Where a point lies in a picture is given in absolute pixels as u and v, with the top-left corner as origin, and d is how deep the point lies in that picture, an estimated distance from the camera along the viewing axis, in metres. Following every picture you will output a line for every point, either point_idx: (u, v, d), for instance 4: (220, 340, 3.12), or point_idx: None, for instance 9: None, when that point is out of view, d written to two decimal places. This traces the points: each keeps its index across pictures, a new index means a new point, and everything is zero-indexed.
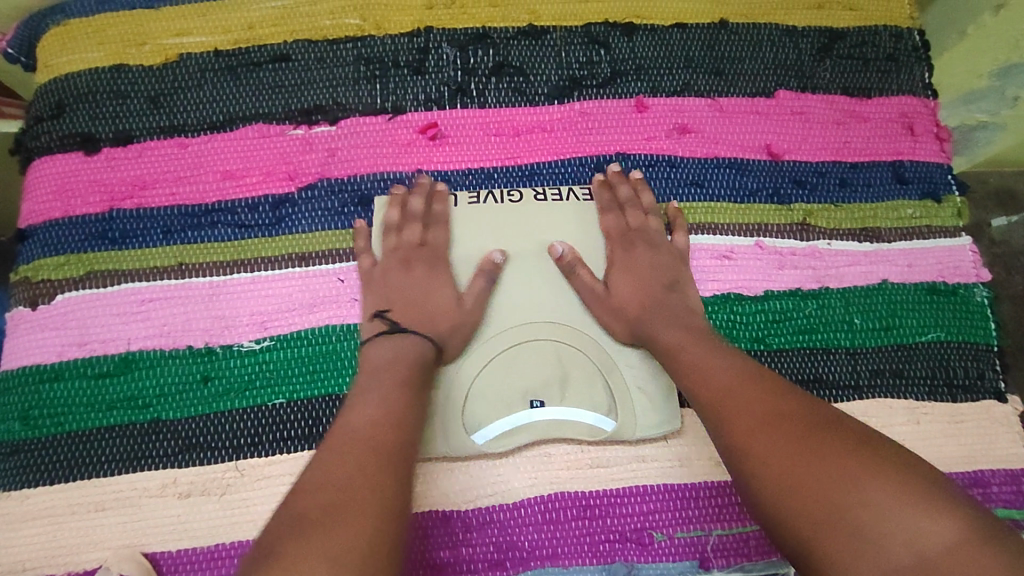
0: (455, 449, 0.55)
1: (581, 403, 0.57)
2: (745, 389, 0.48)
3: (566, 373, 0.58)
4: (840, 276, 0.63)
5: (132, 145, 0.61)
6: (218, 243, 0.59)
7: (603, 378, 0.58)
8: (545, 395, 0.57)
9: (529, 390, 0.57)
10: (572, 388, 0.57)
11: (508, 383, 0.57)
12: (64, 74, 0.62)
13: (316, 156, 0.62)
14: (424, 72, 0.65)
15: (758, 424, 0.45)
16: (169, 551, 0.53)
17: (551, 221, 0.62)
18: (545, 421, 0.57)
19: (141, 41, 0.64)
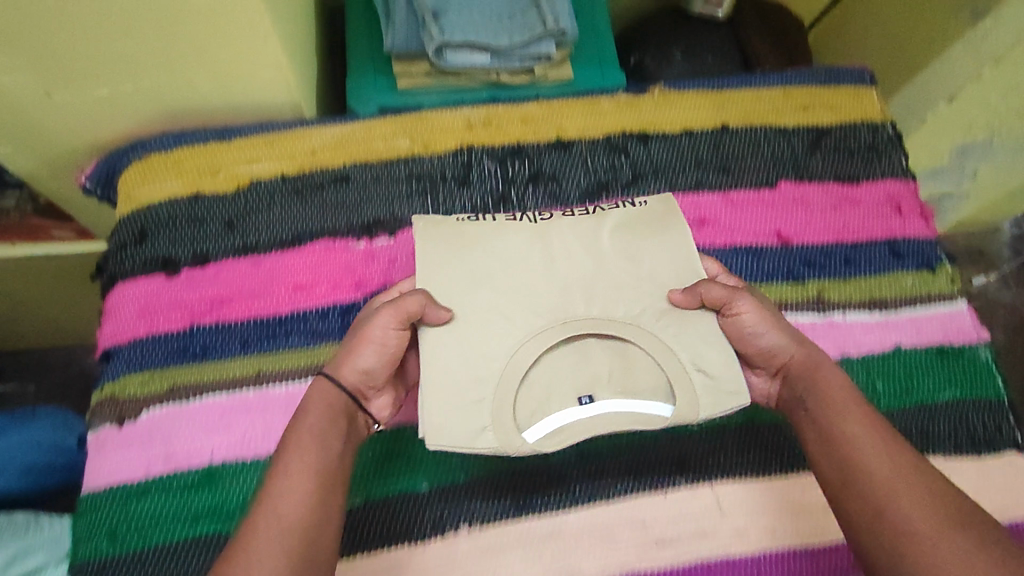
0: (505, 440, 0.56)
1: (634, 394, 0.58)
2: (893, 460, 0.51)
3: (615, 368, 0.59)
4: (858, 343, 0.70)
5: (209, 265, 0.67)
6: (294, 351, 0.64)
7: (659, 362, 0.58)
8: (592, 391, 0.58)
9: (578, 387, 0.58)
10: (623, 378, 0.58)
11: (557, 379, 0.59)
12: (147, 204, 0.69)
13: (379, 266, 0.68)
14: (469, 184, 0.73)
15: (879, 476, 0.50)
16: None
17: (578, 231, 0.65)
18: (590, 416, 0.57)
19: (215, 171, 0.71)
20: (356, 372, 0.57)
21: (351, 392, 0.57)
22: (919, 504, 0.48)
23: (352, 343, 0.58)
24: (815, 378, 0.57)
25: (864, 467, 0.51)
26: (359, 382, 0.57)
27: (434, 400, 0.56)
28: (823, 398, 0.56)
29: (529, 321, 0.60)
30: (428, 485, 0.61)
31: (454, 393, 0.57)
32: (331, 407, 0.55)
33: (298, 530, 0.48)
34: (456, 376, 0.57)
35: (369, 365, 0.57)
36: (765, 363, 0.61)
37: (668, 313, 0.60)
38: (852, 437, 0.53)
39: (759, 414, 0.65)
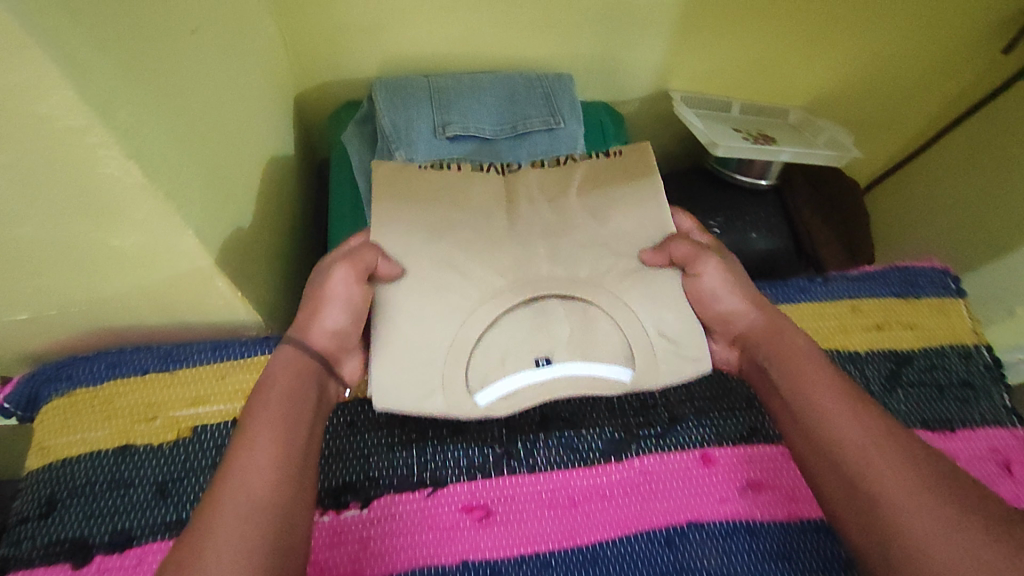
0: (458, 403, 0.52)
1: (591, 355, 0.54)
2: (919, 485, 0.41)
3: (576, 328, 0.54)
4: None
5: (130, 550, 0.52)
6: None
7: (624, 330, 0.54)
8: (549, 350, 0.53)
9: (533, 348, 0.53)
10: (582, 336, 0.54)
11: (508, 343, 0.53)
12: (62, 460, 0.56)
13: (344, 551, 0.53)
14: (465, 430, 0.60)
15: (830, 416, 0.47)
16: None
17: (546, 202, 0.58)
18: (544, 382, 0.53)
19: (151, 414, 0.58)
20: (307, 312, 0.51)
21: (320, 357, 0.50)
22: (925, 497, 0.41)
23: (308, 303, 0.52)
24: (798, 382, 0.50)
25: (820, 410, 0.48)
26: (320, 347, 0.51)
27: (388, 360, 0.51)
28: (774, 337, 0.54)
29: (467, 297, 0.53)
30: None
31: (406, 354, 0.52)
32: (297, 370, 0.48)
33: (263, 504, 0.40)
34: (412, 339, 0.52)
35: (338, 324, 0.52)
36: (723, 331, 0.57)
37: (635, 271, 0.55)
38: (796, 372, 0.51)
39: None
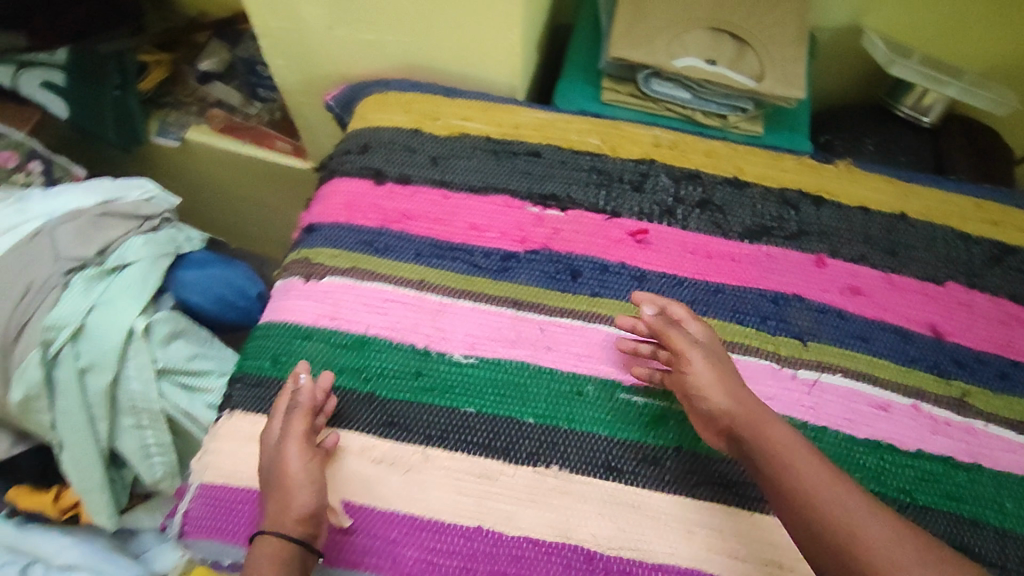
0: (661, 62, 0.83)
1: (739, 68, 0.83)
2: (824, 480, 0.50)
3: (735, 55, 0.84)
4: (958, 448, 0.66)
5: (409, 185, 0.77)
6: (455, 274, 0.73)
7: (762, 59, 0.84)
8: (716, 59, 0.84)
9: (708, 55, 0.84)
10: (735, 58, 0.84)
11: (696, 46, 0.84)
12: (375, 126, 0.82)
13: (543, 231, 0.76)
14: (642, 191, 0.78)
15: (807, 480, 0.50)
16: (362, 503, 0.59)
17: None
18: (708, 68, 0.83)
19: (435, 116, 0.82)
20: (277, 510, 0.55)
21: (298, 539, 0.54)
22: (878, 532, 0.46)
23: (279, 495, 0.55)
24: (752, 420, 0.56)
25: (788, 463, 0.52)
26: (302, 533, 0.54)
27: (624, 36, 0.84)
28: (756, 430, 0.55)
29: (674, 23, 0.85)
30: (533, 421, 0.64)
31: (632, 37, 0.83)
32: (281, 571, 0.52)
33: None
34: (637, 32, 0.84)
35: (309, 507, 0.55)
36: (710, 423, 0.59)
37: (786, 41, 0.85)
38: (774, 450, 0.53)
39: (867, 482, 0.63)
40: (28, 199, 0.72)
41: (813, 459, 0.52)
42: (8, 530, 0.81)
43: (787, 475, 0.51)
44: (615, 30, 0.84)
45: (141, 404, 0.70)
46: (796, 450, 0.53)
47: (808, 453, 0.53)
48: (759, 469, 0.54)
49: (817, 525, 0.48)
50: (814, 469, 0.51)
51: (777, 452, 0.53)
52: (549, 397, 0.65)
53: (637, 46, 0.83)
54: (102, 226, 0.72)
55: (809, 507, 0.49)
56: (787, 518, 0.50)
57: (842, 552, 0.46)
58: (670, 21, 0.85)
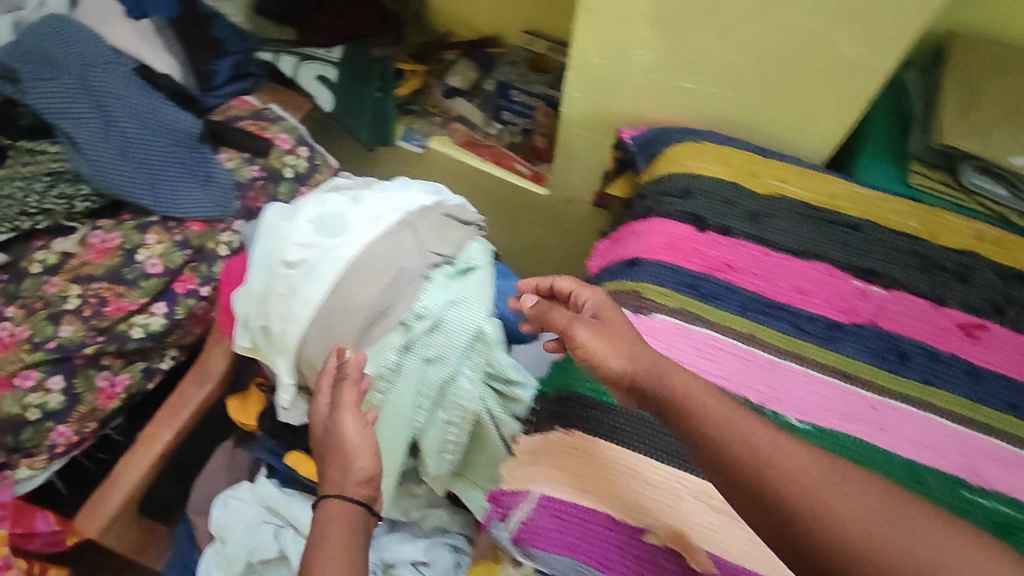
0: (992, 155, 0.81)
1: None
2: (817, 472, 0.47)
3: None
4: None
5: (730, 236, 0.78)
6: (781, 334, 0.73)
7: None
8: None
9: None
10: None
11: None
12: (694, 174, 0.83)
13: (868, 306, 0.75)
14: (969, 284, 0.77)
15: (813, 480, 0.46)
16: (714, 552, 0.60)
17: None
18: None
19: (754, 173, 0.83)
20: (339, 473, 0.61)
21: (361, 500, 0.60)
22: (864, 508, 0.44)
23: (339, 460, 0.61)
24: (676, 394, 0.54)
25: (767, 455, 0.48)
26: (364, 494, 0.60)
27: (953, 127, 0.83)
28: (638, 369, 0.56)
29: (1007, 118, 0.83)
30: None
31: (961, 128, 0.83)
32: (348, 524, 0.57)
33: None
34: (967, 123, 0.83)
35: (367, 471, 0.61)
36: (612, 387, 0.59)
37: None
38: (756, 443, 0.49)
39: None
40: (389, 190, 0.78)
41: (773, 436, 0.50)
42: (273, 491, 0.90)
43: (751, 444, 0.49)
44: (945, 117, 0.84)
45: (464, 401, 0.73)
46: (740, 416, 0.52)
47: (728, 408, 0.52)
48: (689, 437, 0.52)
49: (840, 531, 0.43)
50: (795, 455, 0.48)
51: (691, 404, 0.53)
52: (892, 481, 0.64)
53: (966, 138, 0.82)
54: (450, 227, 0.77)
55: (770, 476, 0.47)
56: (721, 476, 0.49)
57: (795, 517, 0.45)
58: (1000, 114, 0.83)
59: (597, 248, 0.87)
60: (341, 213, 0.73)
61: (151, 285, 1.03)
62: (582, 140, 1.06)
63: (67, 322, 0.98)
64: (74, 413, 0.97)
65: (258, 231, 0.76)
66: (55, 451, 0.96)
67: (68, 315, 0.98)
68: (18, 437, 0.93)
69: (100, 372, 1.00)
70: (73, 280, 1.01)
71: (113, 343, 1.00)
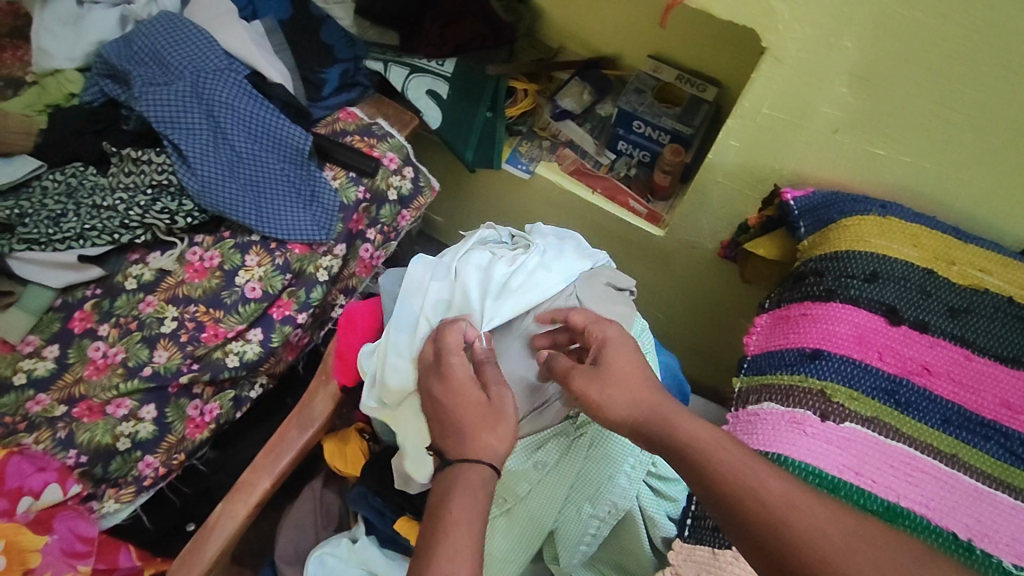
0: None
1: None
2: (822, 525, 0.49)
3: None
4: None
5: (926, 334, 0.70)
6: (989, 457, 0.63)
7: None
8: None
9: None
10: None
11: None
12: (882, 255, 0.74)
13: None
14: None
15: (817, 533, 0.48)
16: None
17: None
18: None
19: (950, 260, 0.75)
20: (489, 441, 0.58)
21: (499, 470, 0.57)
22: (866, 563, 0.46)
23: (491, 427, 0.59)
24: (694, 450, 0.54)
25: (781, 513, 0.49)
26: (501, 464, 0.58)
27: None
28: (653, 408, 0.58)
29: None
30: None
31: None
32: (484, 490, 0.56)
33: None
34: None
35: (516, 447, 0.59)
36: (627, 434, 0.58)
37: None
38: (768, 498, 0.50)
39: None
40: (548, 258, 0.77)
41: (783, 490, 0.51)
42: (377, 556, 0.82)
43: (737, 479, 0.52)
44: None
45: (618, 497, 0.67)
46: (727, 448, 0.54)
47: (727, 442, 0.55)
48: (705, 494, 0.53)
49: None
50: (803, 509, 0.49)
51: (688, 435, 0.56)
52: None
53: None
54: (614, 301, 0.75)
55: (784, 533, 0.49)
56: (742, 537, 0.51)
57: (810, 573, 0.47)
58: None
59: (755, 325, 0.78)
60: (503, 282, 0.73)
61: (249, 311, 0.96)
62: (725, 188, 0.97)
63: (162, 347, 0.93)
64: (162, 445, 0.90)
65: (407, 290, 0.76)
66: (141, 485, 0.89)
67: (164, 338, 0.93)
68: (106, 467, 0.87)
69: (191, 401, 0.94)
70: (169, 300, 0.95)
71: (207, 371, 0.93)
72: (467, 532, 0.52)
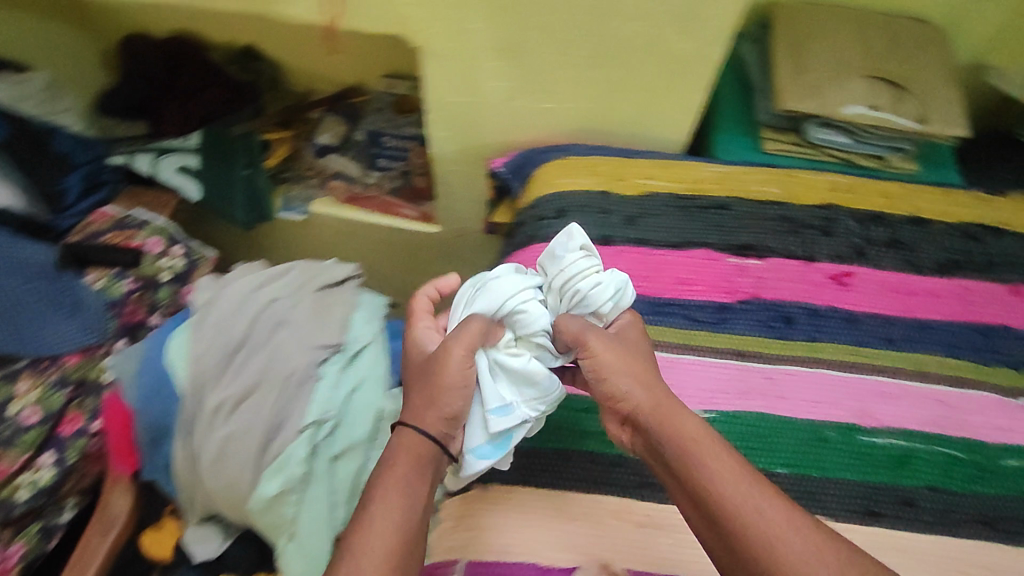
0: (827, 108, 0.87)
1: (897, 113, 0.88)
2: (772, 517, 0.49)
3: (890, 98, 0.89)
4: None
5: (610, 246, 0.79)
6: (674, 328, 0.74)
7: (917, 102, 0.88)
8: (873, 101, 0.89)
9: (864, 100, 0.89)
10: (890, 103, 0.89)
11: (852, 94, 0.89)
12: (564, 191, 0.84)
13: (748, 280, 0.78)
14: (832, 235, 0.82)
15: (769, 521, 0.49)
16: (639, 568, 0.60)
17: (878, 43, 0.94)
18: (870, 113, 0.87)
19: (620, 177, 0.85)
20: (427, 407, 0.59)
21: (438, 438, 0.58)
22: (804, 552, 0.47)
23: (428, 392, 0.59)
24: (671, 432, 0.55)
25: (725, 490, 0.51)
26: (442, 431, 0.58)
27: (788, 90, 0.88)
28: (684, 455, 0.53)
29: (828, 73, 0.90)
30: (786, 471, 0.65)
31: (794, 88, 0.88)
32: (418, 462, 0.57)
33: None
34: (796, 83, 0.89)
35: (454, 412, 0.59)
36: (617, 412, 0.60)
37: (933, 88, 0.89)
38: (716, 475, 0.52)
39: None
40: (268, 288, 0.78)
41: (738, 472, 0.52)
42: None
43: (745, 524, 0.49)
44: (782, 83, 0.89)
45: None
46: (762, 502, 0.50)
47: (762, 497, 0.50)
48: (676, 476, 0.54)
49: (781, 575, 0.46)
50: (754, 498, 0.50)
51: (718, 476, 0.52)
52: (794, 449, 0.66)
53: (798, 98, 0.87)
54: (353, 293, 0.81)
55: (726, 513, 0.50)
56: (701, 514, 0.52)
57: (749, 550, 0.48)
58: (822, 71, 0.90)
59: None
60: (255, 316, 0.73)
61: (29, 439, 0.93)
62: (455, 175, 1.05)
63: None
64: None
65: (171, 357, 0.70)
66: None
67: None
68: None
69: None
70: None
71: None
72: (392, 501, 0.53)
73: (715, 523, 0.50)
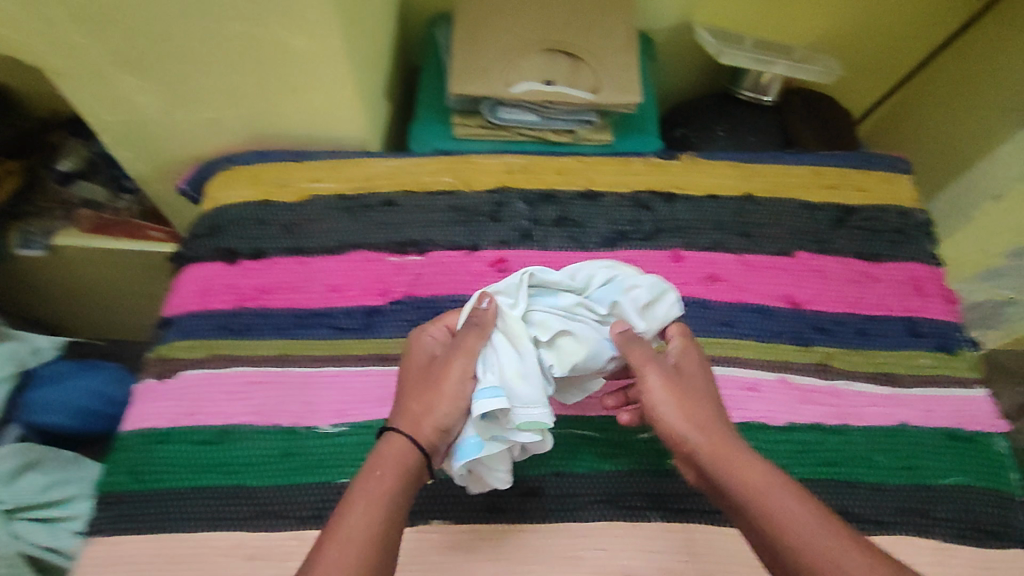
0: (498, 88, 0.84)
1: (574, 85, 0.85)
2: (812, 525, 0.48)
3: (569, 70, 0.87)
4: None
5: (262, 259, 0.77)
6: (316, 340, 0.72)
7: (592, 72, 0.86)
8: (551, 75, 0.86)
9: (543, 75, 0.86)
10: (569, 75, 0.86)
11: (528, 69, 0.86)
12: (223, 207, 0.81)
13: (405, 279, 0.76)
14: (499, 220, 0.80)
15: (812, 534, 0.47)
16: None
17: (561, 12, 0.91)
18: (544, 89, 0.84)
19: (284, 183, 0.82)
20: (419, 409, 0.56)
21: (423, 447, 0.55)
22: (851, 559, 0.45)
23: (422, 400, 0.57)
24: (720, 459, 0.53)
25: (768, 504, 0.49)
26: (430, 441, 0.55)
27: (460, 73, 0.85)
28: (747, 489, 0.51)
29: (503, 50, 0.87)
30: None
31: (466, 70, 0.85)
32: (400, 467, 0.53)
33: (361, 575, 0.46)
34: (469, 64, 0.85)
35: (447, 420, 0.56)
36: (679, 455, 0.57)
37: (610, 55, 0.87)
38: (759, 492, 0.50)
39: None
40: None
41: (770, 485, 0.51)
42: None
43: (778, 535, 0.48)
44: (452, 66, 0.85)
45: None
46: (788, 502, 0.49)
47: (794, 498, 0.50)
48: (733, 512, 0.52)
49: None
50: (800, 510, 0.49)
51: (751, 494, 0.51)
52: None
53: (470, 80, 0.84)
54: None
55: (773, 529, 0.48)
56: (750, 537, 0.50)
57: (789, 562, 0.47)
58: (498, 49, 0.87)
59: None
60: None
61: None
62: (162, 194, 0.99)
63: None
64: None
65: None
66: None
67: None
68: None
69: None
70: None
71: None
72: (372, 511, 0.49)
73: (783, 550, 0.47)
